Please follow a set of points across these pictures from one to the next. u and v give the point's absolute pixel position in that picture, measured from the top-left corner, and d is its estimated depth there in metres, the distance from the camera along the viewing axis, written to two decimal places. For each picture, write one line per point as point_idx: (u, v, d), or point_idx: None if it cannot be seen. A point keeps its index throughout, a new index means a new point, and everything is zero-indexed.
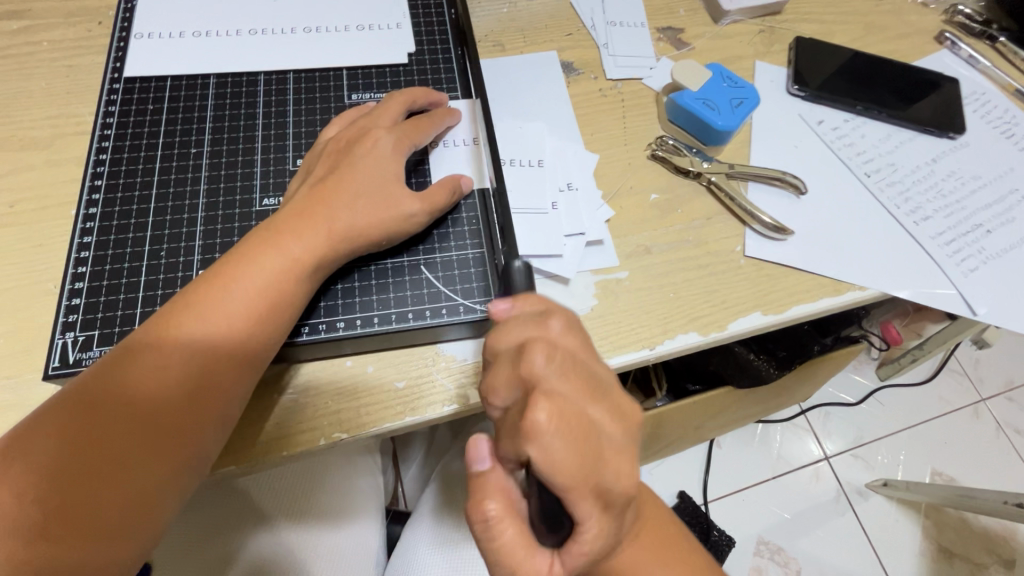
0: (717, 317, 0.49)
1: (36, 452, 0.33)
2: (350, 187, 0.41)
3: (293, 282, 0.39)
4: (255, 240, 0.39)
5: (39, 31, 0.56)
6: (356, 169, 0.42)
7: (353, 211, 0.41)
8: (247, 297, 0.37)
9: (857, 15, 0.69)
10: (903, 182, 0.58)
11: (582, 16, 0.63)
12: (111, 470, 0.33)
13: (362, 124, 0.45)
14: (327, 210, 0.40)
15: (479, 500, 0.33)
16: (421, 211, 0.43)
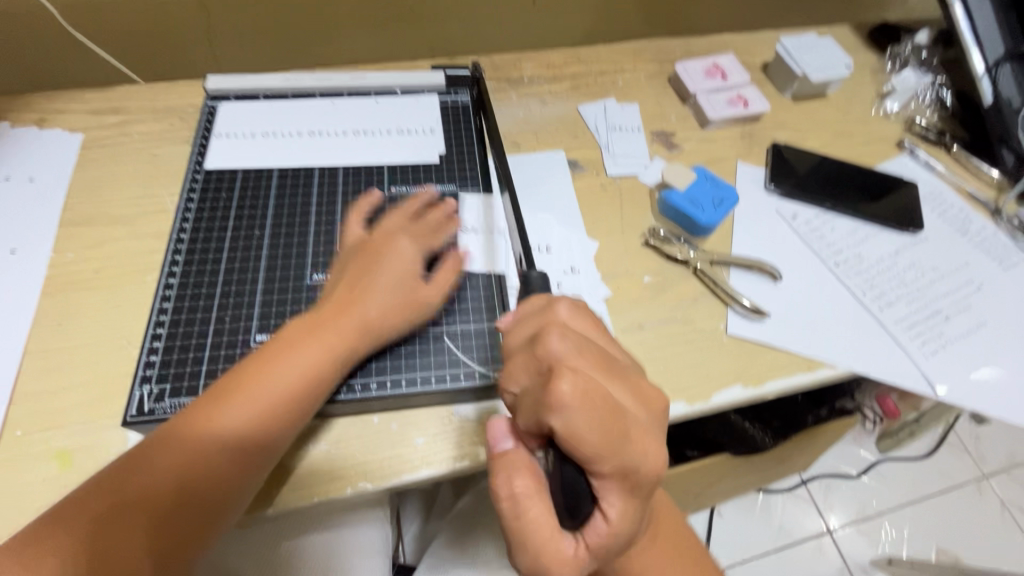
0: (703, 389, 0.55)
1: (93, 511, 0.39)
2: (376, 285, 0.49)
3: (323, 373, 0.45)
4: (293, 336, 0.46)
5: (131, 125, 0.67)
6: (381, 269, 0.50)
7: (377, 306, 0.48)
8: (280, 386, 0.44)
9: (826, 123, 0.79)
10: (869, 271, 0.65)
11: (587, 121, 0.74)
12: (149, 532, 0.39)
13: (385, 230, 0.54)
14: (356, 310, 0.48)
15: (506, 478, 0.34)
16: (437, 297, 0.51)
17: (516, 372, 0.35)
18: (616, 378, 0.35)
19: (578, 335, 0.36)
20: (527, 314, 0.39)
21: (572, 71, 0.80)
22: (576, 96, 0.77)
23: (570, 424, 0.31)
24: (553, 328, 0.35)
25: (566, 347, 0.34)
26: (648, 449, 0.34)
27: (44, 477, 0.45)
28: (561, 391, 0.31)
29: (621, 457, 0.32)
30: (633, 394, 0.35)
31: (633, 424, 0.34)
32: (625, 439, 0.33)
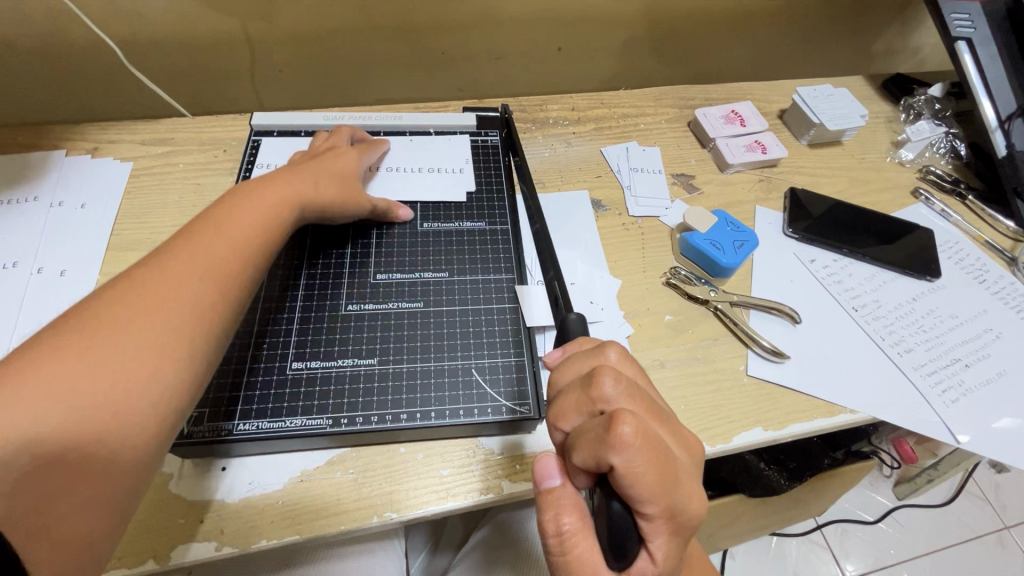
0: (724, 430, 0.56)
1: (39, 364, 0.33)
2: (330, 168, 0.56)
3: (279, 209, 0.49)
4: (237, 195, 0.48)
5: (177, 155, 0.71)
6: (333, 161, 0.57)
7: (331, 180, 0.55)
8: (248, 217, 0.46)
9: (842, 170, 0.82)
10: (888, 317, 0.66)
11: (610, 162, 0.77)
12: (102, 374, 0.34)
13: (346, 156, 0.59)
14: (311, 173, 0.53)
15: (555, 516, 0.35)
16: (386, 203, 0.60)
17: (568, 411, 0.36)
18: (661, 422, 0.36)
19: (630, 379, 0.37)
20: (578, 356, 0.40)
21: (596, 114, 0.83)
22: (599, 138, 0.80)
23: (623, 463, 0.32)
24: (607, 370, 0.36)
25: (618, 390, 0.35)
26: (694, 493, 0.34)
27: None
28: (619, 433, 0.32)
29: (670, 499, 0.33)
30: (678, 438, 0.36)
31: (681, 468, 0.34)
32: (676, 484, 0.33)
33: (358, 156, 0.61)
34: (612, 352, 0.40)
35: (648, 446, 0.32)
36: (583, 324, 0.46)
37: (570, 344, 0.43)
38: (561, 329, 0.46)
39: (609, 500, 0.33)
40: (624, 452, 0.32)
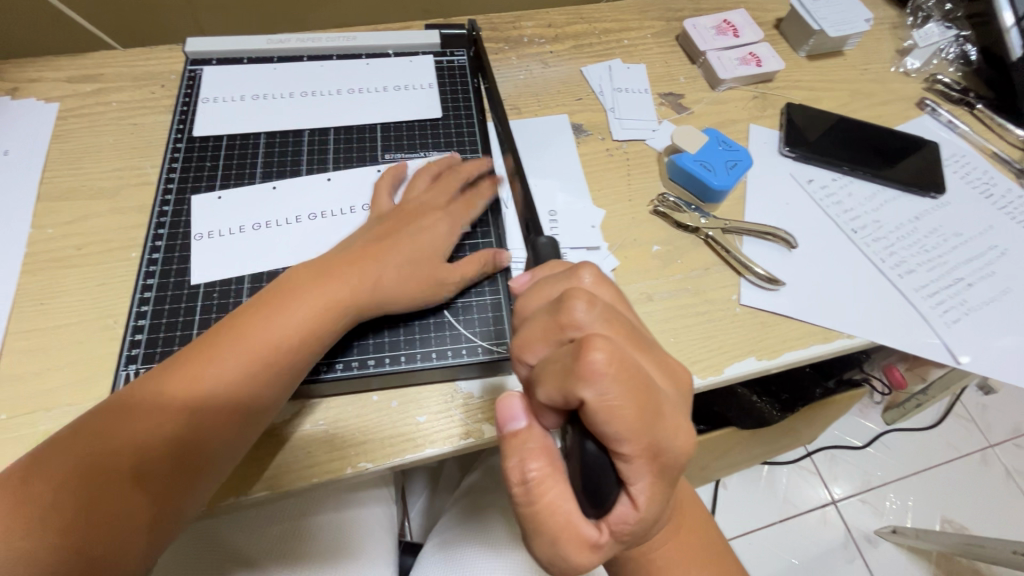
0: (715, 361, 0.53)
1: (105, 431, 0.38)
2: (403, 248, 0.47)
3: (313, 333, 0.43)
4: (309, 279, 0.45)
5: (108, 93, 0.63)
6: (409, 237, 0.48)
7: (394, 269, 0.46)
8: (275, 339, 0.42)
9: (844, 83, 0.75)
10: (888, 238, 0.62)
11: (591, 83, 0.70)
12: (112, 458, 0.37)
13: (423, 200, 0.51)
14: (379, 255, 0.46)
15: (520, 461, 0.32)
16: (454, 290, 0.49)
17: (535, 341, 0.34)
18: (643, 351, 0.34)
19: (605, 303, 0.33)
20: (547, 281, 0.37)
21: (574, 30, 0.75)
22: (578, 57, 0.73)
23: (597, 397, 0.29)
24: (578, 294, 0.33)
25: (591, 316, 0.33)
26: (680, 427, 0.31)
27: None
28: (591, 363, 0.29)
29: (652, 436, 0.30)
30: (662, 368, 0.34)
31: (665, 400, 0.32)
32: (658, 415, 0.30)
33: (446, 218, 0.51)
34: (587, 275, 0.37)
35: (625, 377, 0.29)
36: (553, 247, 0.43)
37: (539, 268, 0.40)
38: (531, 250, 0.44)
39: (583, 439, 0.31)
40: (597, 383, 0.29)
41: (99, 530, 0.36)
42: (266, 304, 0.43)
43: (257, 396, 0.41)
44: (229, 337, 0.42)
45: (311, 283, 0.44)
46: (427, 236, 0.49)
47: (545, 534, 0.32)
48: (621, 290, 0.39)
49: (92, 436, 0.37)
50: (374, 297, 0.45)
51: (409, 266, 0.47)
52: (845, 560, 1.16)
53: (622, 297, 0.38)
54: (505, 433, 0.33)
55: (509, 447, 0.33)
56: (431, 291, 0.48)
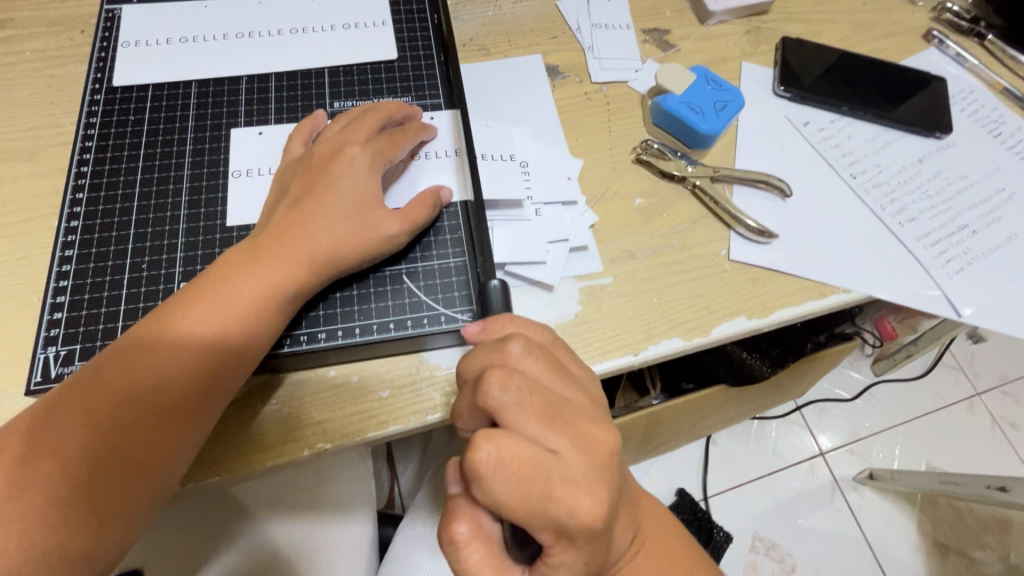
0: (701, 322, 0.49)
1: (47, 435, 0.34)
2: (328, 206, 0.41)
3: (257, 313, 0.38)
4: (239, 258, 0.39)
5: (20, 40, 0.56)
6: (334, 188, 0.41)
7: (331, 233, 0.40)
8: (221, 321, 0.37)
9: (845, 13, 0.68)
10: (889, 183, 0.58)
11: (567, 19, 0.63)
12: (67, 463, 0.34)
13: (337, 139, 0.44)
14: (307, 234, 0.40)
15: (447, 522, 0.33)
16: (401, 232, 0.42)
17: (462, 413, 0.35)
18: (555, 427, 0.33)
19: (519, 381, 0.33)
20: (479, 349, 0.36)
21: None
22: None
23: (483, 492, 0.30)
24: (491, 374, 0.32)
25: (504, 398, 0.32)
26: (580, 500, 0.32)
27: None
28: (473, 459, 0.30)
29: (546, 515, 0.31)
30: (578, 446, 0.33)
31: (560, 473, 0.32)
32: (549, 496, 0.31)
33: (376, 157, 0.43)
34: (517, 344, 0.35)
35: (515, 467, 0.30)
36: (506, 293, 0.41)
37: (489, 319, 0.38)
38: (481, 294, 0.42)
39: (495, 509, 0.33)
40: (481, 482, 0.30)
41: (51, 511, 0.33)
42: (220, 278, 0.39)
43: (185, 388, 0.36)
44: (170, 328, 0.37)
45: (243, 265, 0.39)
46: (349, 179, 0.42)
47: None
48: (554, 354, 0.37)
49: (43, 435, 0.34)
50: (319, 267, 0.40)
51: (343, 218, 0.41)
52: (831, 509, 1.17)
53: (557, 364, 0.36)
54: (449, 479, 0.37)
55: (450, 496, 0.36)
56: (377, 243, 0.42)
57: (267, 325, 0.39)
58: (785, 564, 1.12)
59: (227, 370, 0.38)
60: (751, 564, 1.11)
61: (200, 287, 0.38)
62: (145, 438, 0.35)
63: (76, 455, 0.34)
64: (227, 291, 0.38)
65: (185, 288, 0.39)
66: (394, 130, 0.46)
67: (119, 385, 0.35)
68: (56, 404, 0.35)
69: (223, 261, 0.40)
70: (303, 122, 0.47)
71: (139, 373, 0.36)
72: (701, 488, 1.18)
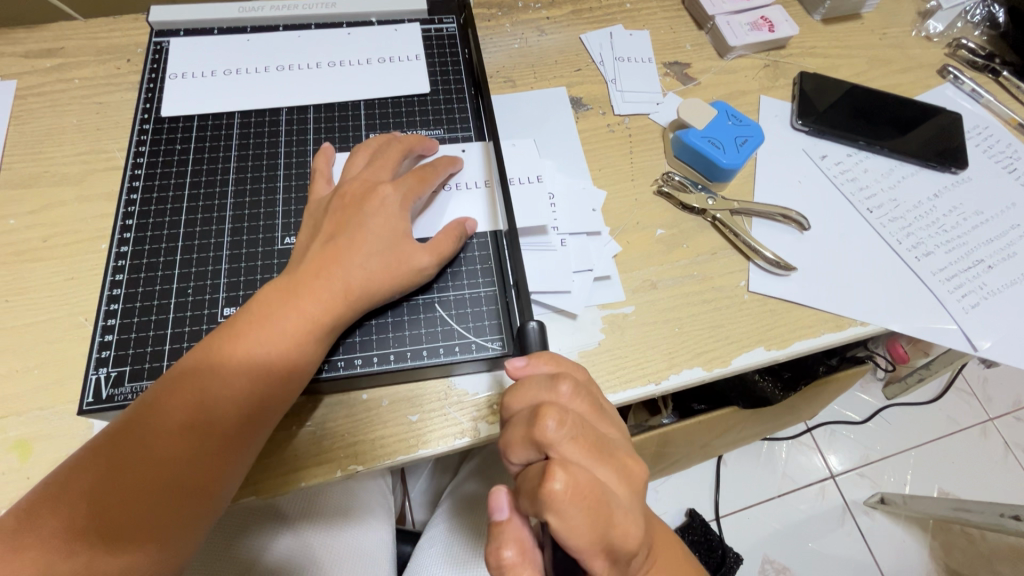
0: (721, 352, 0.50)
1: (101, 465, 0.35)
2: (362, 244, 0.42)
3: (300, 347, 0.39)
4: (279, 292, 0.40)
5: (70, 69, 0.58)
6: (367, 226, 0.42)
7: (366, 268, 0.41)
8: (263, 354, 0.38)
9: (861, 48, 0.70)
10: (906, 217, 0.59)
11: (591, 52, 0.65)
12: (118, 490, 0.35)
13: (365, 177, 0.45)
14: (341, 270, 0.41)
15: (495, 547, 0.33)
16: (431, 264, 0.44)
17: (512, 448, 0.34)
18: (608, 461, 0.33)
19: (575, 419, 0.32)
20: (529, 385, 0.36)
21: None
22: (577, 23, 0.67)
23: (559, 521, 0.30)
24: (549, 409, 0.32)
25: (561, 432, 0.32)
26: (634, 532, 0.32)
27: (3, 470, 0.41)
28: (550, 491, 0.29)
29: (609, 549, 0.31)
30: (625, 480, 0.33)
31: (623, 511, 0.32)
32: (612, 528, 0.31)
33: (405, 197, 0.45)
34: (564, 385, 0.35)
35: (584, 503, 0.30)
36: (543, 333, 0.40)
37: (534, 360, 0.39)
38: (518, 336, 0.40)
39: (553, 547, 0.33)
40: (559, 511, 0.29)
41: (101, 534, 0.34)
42: (235, 334, 0.39)
43: (231, 417, 0.37)
44: (216, 359, 0.38)
45: (284, 300, 0.40)
46: (381, 217, 0.43)
47: None
48: (599, 400, 0.37)
49: (99, 464, 0.35)
50: (354, 300, 0.41)
51: (375, 256, 0.42)
52: (842, 533, 1.17)
53: (599, 405, 0.37)
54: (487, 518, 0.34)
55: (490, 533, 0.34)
56: (412, 277, 0.43)
57: (309, 355, 0.40)
58: None
59: (268, 400, 0.39)
60: None
61: (214, 343, 0.39)
62: (190, 467, 0.36)
63: (127, 481, 0.35)
64: (268, 323, 0.39)
65: (234, 315, 0.40)
66: (423, 167, 0.47)
67: (171, 414, 0.37)
68: (112, 432, 0.36)
69: (263, 294, 0.41)
70: (316, 159, 0.49)
71: (186, 405, 0.37)
72: (712, 508, 1.18)
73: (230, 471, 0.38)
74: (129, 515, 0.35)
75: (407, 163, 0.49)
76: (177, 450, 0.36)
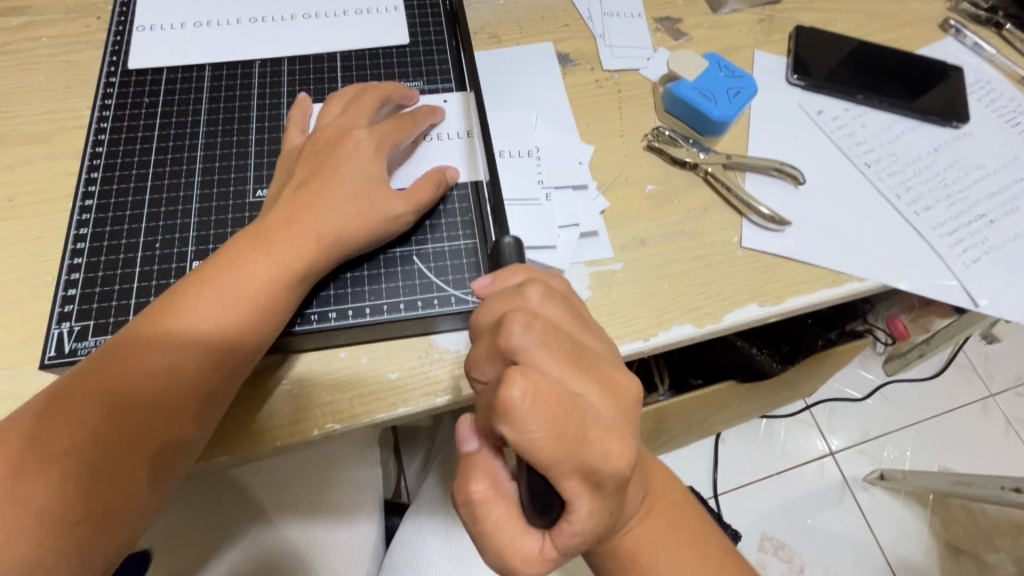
0: (713, 309, 0.49)
1: (61, 420, 0.34)
2: (334, 189, 0.40)
3: (269, 297, 0.38)
4: (247, 242, 0.39)
5: (37, 27, 0.56)
6: (340, 171, 0.41)
7: (338, 214, 0.40)
8: (230, 304, 0.37)
9: (860, 2, 0.68)
10: (904, 171, 0.57)
11: (579, 7, 0.63)
12: (78, 444, 0.34)
13: (341, 123, 0.44)
14: (313, 216, 0.39)
15: (463, 481, 0.30)
16: (408, 211, 0.42)
17: (478, 363, 0.33)
18: (584, 370, 0.31)
19: (543, 323, 0.31)
20: (494, 298, 0.35)
21: None
22: None
23: (516, 433, 0.27)
24: (514, 315, 0.31)
25: (527, 337, 0.30)
26: (613, 450, 0.30)
27: None
28: (506, 399, 0.27)
29: (579, 463, 0.29)
30: (604, 393, 0.31)
31: (597, 423, 0.30)
32: (583, 444, 0.29)
33: (381, 143, 0.43)
34: (533, 292, 0.34)
35: (545, 409, 0.28)
36: (519, 249, 0.40)
37: (500, 271, 0.37)
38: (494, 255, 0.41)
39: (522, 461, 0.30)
40: (515, 421, 0.27)
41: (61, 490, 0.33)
42: (202, 283, 0.37)
43: (197, 370, 0.36)
44: (180, 310, 0.37)
45: (252, 249, 0.38)
46: (355, 162, 0.42)
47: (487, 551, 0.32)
48: (576, 310, 0.36)
49: (59, 419, 0.34)
50: (326, 247, 0.40)
51: (348, 201, 0.40)
52: (841, 508, 1.16)
53: (577, 316, 0.35)
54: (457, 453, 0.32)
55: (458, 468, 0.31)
56: (387, 225, 0.41)
57: (278, 305, 0.38)
58: (795, 564, 1.11)
59: (236, 352, 0.37)
60: (760, 564, 1.10)
61: (177, 295, 0.37)
62: (155, 420, 0.35)
63: (89, 435, 0.34)
64: (235, 273, 0.38)
65: (201, 266, 0.39)
66: (400, 115, 0.46)
67: (134, 367, 0.35)
68: (71, 387, 0.35)
69: (232, 245, 0.39)
70: (292, 109, 0.47)
71: (150, 357, 0.36)
72: (710, 486, 1.17)
73: (198, 425, 0.36)
74: (87, 473, 0.33)
75: (385, 113, 0.47)
76: (138, 404, 0.35)
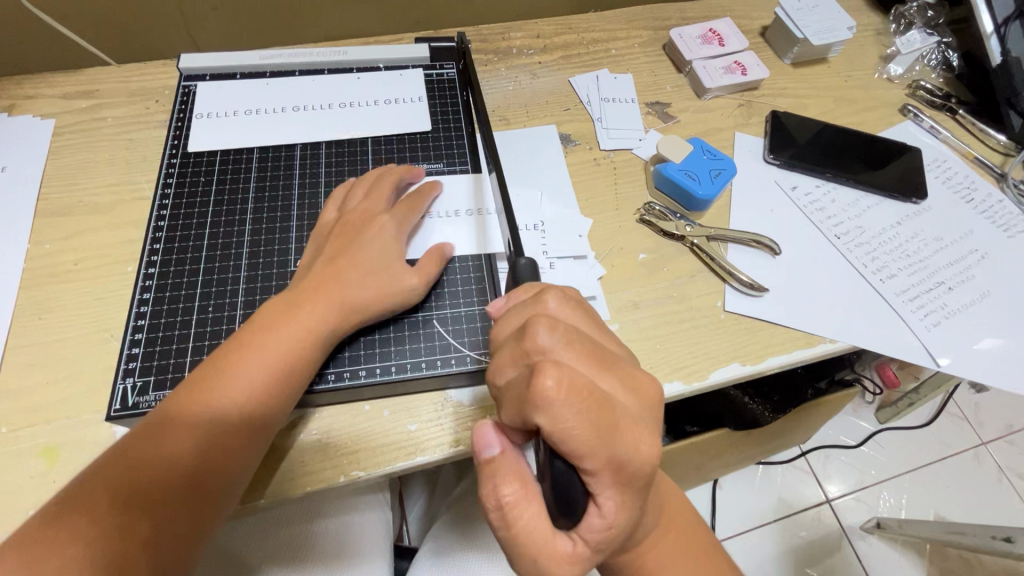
0: (699, 368, 0.54)
1: (121, 465, 0.39)
2: (356, 265, 0.47)
3: (302, 356, 0.44)
4: (282, 307, 0.45)
5: (104, 109, 0.64)
6: (364, 250, 0.47)
7: (361, 286, 0.46)
8: (268, 363, 0.43)
9: (828, 89, 0.76)
10: (871, 243, 0.64)
11: (579, 93, 0.71)
12: (134, 488, 0.38)
13: (365, 207, 0.50)
14: (338, 286, 0.45)
15: (493, 486, 0.34)
16: (419, 284, 0.48)
17: (502, 369, 0.36)
18: (608, 370, 0.36)
19: (565, 326, 0.36)
20: (515, 309, 0.38)
21: (563, 41, 0.76)
22: (567, 67, 0.74)
23: (550, 421, 0.32)
24: (539, 321, 0.35)
25: (553, 338, 0.35)
26: (642, 442, 0.34)
27: (31, 474, 0.44)
28: (543, 390, 0.32)
29: (611, 452, 0.32)
30: (626, 386, 0.36)
31: (625, 415, 0.34)
32: (614, 433, 0.33)
33: (399, 226, 0.50)
34: (552, 300, 0.39)
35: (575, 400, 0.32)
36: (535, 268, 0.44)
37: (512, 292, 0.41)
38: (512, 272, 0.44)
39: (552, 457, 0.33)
40: (547, 409, 0.32)
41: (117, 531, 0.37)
42: (243, 344, 0.43)
43: (238, 419, 0.41)
44: (224, 369, 0.42)
45: (286, 314, 0.44)
46: (378, 243, 0.48)
47: (520, 558, 0.34)
48: (591, 313, 0.40)
49: (118, 466, 0.39)
50: (347, 314, 0.45)
51: (369, 276, 0.47)
52: (838, 557, 1.18)
53: (592, 317, 0.40)
54: (482, 459, 0.35)
55: (485, 473, 0.35)
56: (405, 293, 0.48)
57: (308, 362, 0.44)
58: None
59: (271, 404, 0.43)
60: None
61: (223, 354, 0.43)
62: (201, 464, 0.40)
63: (143, 479, 0.39)
64: (272, 336, 0.43)
65: (241, 329, 0.45)
66: (412, 195, 0.52)
67: (184, 418, 0.41)
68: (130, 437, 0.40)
69: (266, 311, 0.45)
70: (337, 188, 0.54)
71: (198, 409, 0.41)
72: None
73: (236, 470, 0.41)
74: (141, 516, 0.38)
75: (399, 194, 0.54)
76: (189, 459, 0.40)
